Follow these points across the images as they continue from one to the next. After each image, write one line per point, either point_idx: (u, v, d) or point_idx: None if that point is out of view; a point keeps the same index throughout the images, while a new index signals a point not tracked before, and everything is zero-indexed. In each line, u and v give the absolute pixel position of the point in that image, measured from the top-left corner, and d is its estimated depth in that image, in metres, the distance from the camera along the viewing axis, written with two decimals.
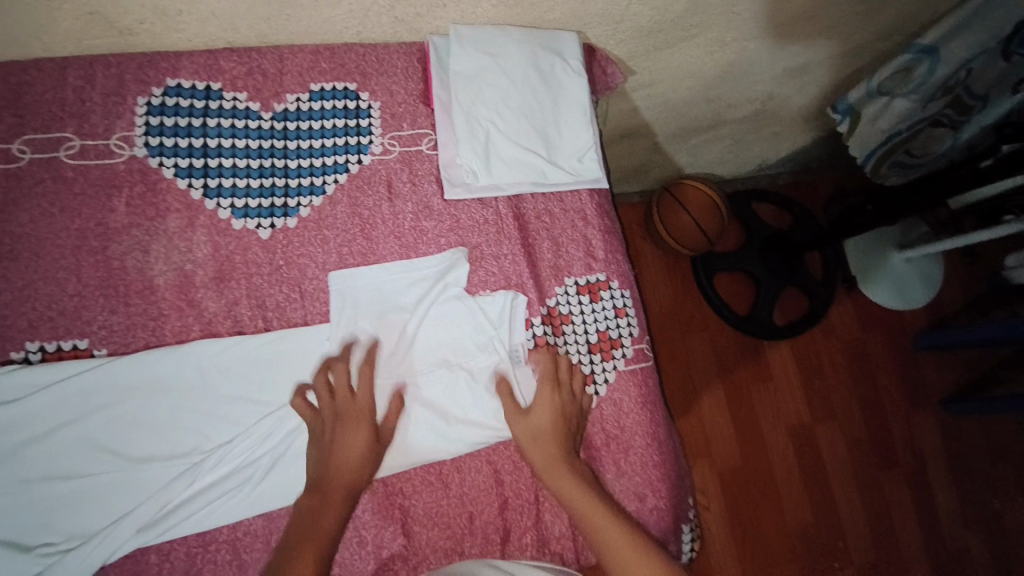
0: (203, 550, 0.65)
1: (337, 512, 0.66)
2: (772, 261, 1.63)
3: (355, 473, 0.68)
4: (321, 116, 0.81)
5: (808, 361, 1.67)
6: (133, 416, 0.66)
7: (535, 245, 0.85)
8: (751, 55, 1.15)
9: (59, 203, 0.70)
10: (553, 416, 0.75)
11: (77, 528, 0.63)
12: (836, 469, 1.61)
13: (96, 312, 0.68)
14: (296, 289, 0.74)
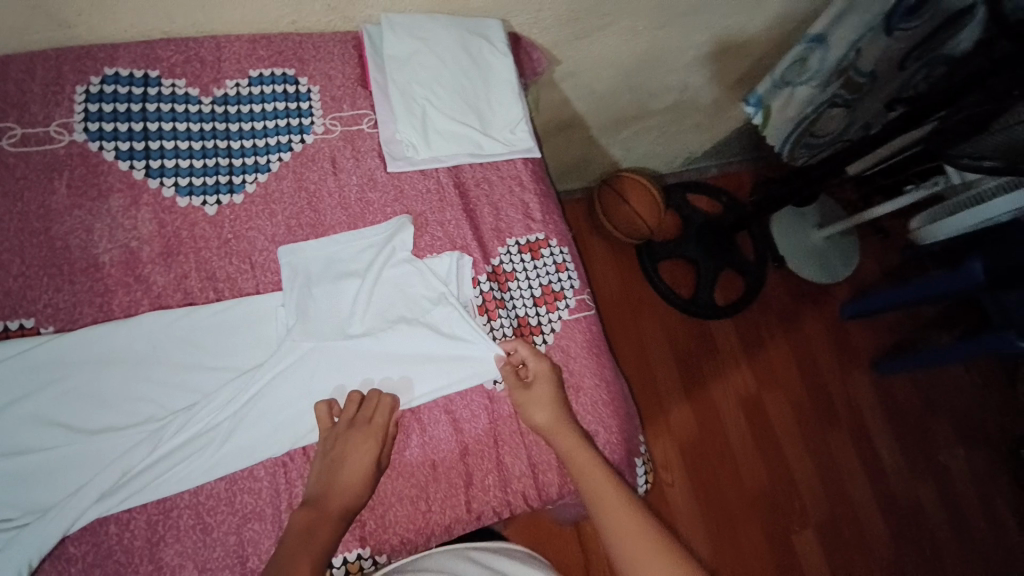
0: (165, 516, 0.65)
1: (340, 520, 0.66)
2: (710, 244, 1.73)
3: (355, 483, 0.68)
4: (261, 100, 0.85)
5: (749, 334, 1.78)
6: (87, 388, 0.66)
7: (476, 211, 0.90)
8: (664, 42, 1.25)
9: (2, 187, 0.71)
10: (556, 398, 0.77)
11: (33, 504, 0.62)
12: (786, 433, 1.70)
13: (42, 291, 0.68)
14: (246, 261, 0.76)
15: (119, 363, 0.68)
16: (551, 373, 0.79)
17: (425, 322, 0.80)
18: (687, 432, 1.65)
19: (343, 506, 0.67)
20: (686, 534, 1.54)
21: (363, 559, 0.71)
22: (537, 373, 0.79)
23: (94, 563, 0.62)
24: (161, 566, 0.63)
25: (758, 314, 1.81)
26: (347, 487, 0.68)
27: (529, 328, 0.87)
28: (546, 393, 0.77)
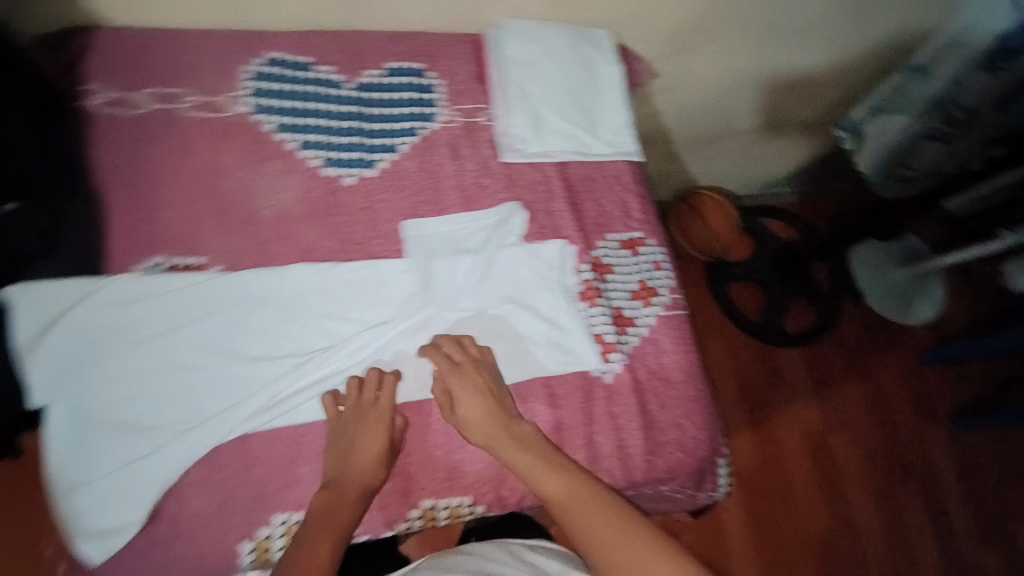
0: (299, 440, 0.74)
1: (355, 503, 0.70)
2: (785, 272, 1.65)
3: (373, 463, 0.72)
4: (394, 89, 0.93)
5: (819, 367, 1.72)
6: (244, 321, 0.77)
7: (580, 205, 0.95)
8: (760, 67, 1.27)
9: (180, 146, 0.81)
10: (491, 409, 0.77)
11: (194, 413, 0.73)
12: (850, 475, 1.63)
13: (210, 237, 0.79)
14: (376, 229, 0.86)
15: (269, 303, 0.78)
16: (483, 370, 0.79)
17: (530, 302, 0.87)
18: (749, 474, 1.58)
19: (366, 487, 0.72)
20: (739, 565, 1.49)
21: (463, 506, 0.78)
22: (460, 390, 0.77)
23: (239, 472, 0.72)
24: (295, 483, 0.73)
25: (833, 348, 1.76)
26: (357, 472, 0.72)
27: (624, 318, 0.91)
28: (479, 400, 0.77)
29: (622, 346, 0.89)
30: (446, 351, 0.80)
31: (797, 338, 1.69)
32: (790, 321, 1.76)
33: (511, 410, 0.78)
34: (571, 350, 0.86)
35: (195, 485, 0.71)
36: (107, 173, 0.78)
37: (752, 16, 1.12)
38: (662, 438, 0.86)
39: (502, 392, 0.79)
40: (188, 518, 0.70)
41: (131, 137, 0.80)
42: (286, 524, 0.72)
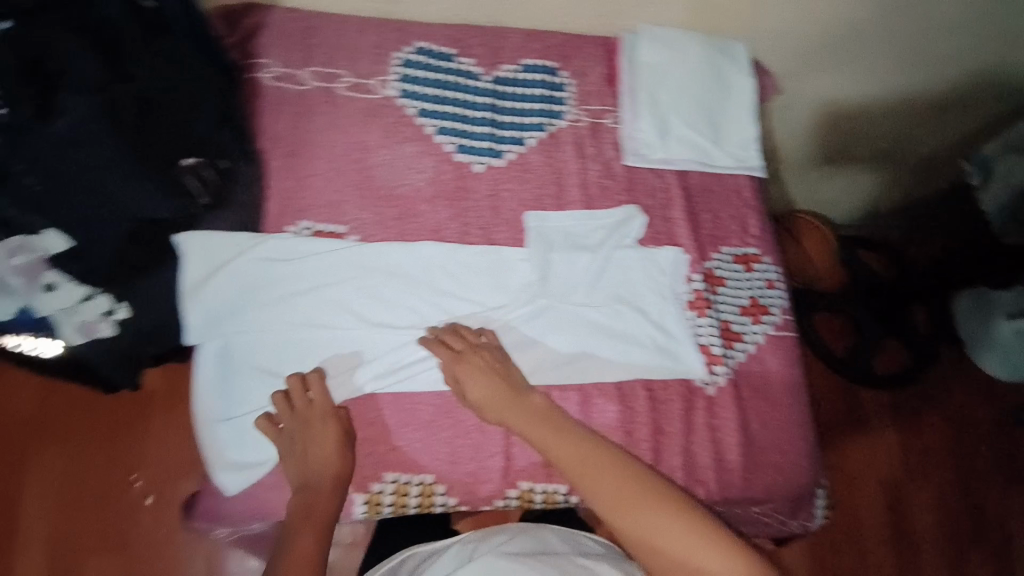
0: (412, 405, 0.81)
1: (331, 498, 0.74)
2: (882, 310, 1.46)
3: (331, 457, 0.75)
4: (528, 85, 0.95)
5: (905, 414, 1.58)
6: (374, 289, 0.82)
7: (698, 215, 0.95)
8: (895, 94, 1.21)
9: (334, 122, 0.87)
10: (499, 388, 0.78)
11: (327, 367, 0.80)
12: (925, 535, 1.50)
13: (352, 208, 0.85)
14: (501, 216, 0.89)
15: (402, 275, 0.84)
16: (484, 352, 0.81)
17: (639, 305, 0.88)
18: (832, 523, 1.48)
19: (337, 478, 0.74)
20: None
21: (560, 494, 0.82)
22: (460, 372, 0.79)
23: (359, 427, 0.79)
24: (410, 445, 0.80)
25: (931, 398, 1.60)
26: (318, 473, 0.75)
27: (731, 333, 0.90)
28: (483, 381, 0.79)
29: (727, 361, 0.88)
30: (449, 339, 0.81)
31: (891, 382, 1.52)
32: (879, 361, 1.62)
33: (521, 387, 0.80)
34: (678, 357, 0.87)
35: None
36: (268, 141, 0.85)
37: (890, 38, 1.08)
38: (761, 459, 0.86)
39: (512, 372, 0.81)
40: None
41: (293, 109, 0.86)
42: (396, 483, 0.79)
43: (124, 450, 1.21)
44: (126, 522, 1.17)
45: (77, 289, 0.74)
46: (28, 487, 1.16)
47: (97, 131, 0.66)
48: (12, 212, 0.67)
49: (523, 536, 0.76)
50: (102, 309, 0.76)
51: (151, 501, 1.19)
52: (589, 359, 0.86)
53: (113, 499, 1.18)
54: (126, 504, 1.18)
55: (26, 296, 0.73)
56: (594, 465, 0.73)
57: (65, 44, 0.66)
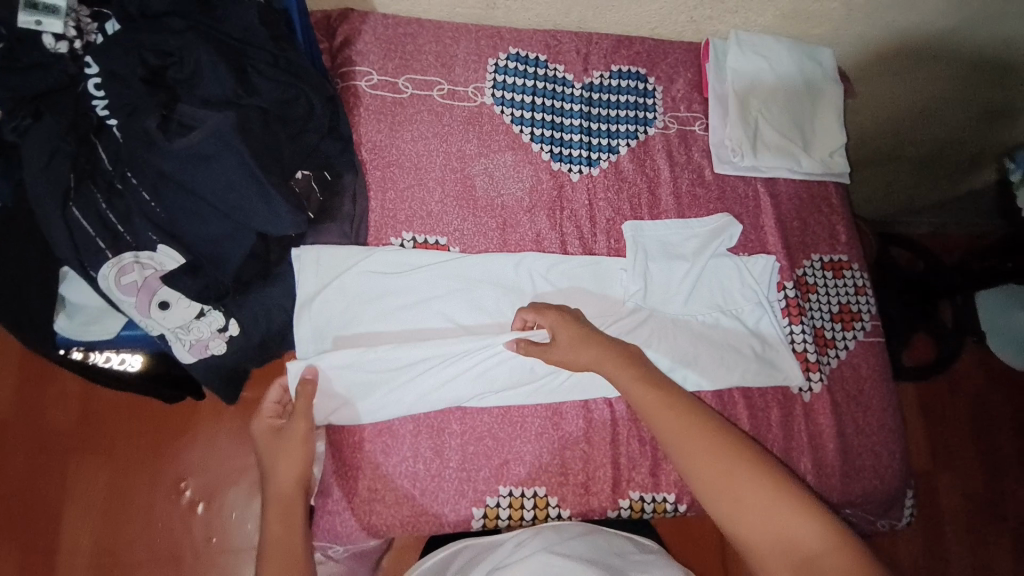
0: (520, 420, 0.80)
1: (289, 508, 0.69)
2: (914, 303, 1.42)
3: (275, 480, 0.70)
4: (617, 91, 0.96)
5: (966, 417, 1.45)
6: (479, 302, 0.82)
7: (786, 223, 0.95)
8: (956, 106, 1.21)
9: (434, 130, 0.87)
10: (590, 338, 0.75)
11: (437, 378, 0.77)
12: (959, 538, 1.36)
13: (454, 218, 0.84)
14: (599, 226, 0.89)
15: (507, 286, 0.83)
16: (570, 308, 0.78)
17: (736, 314, 0.88)
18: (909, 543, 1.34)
19: (283, 497, 0.69)
20: None
21: (668, 503, 0.81)
22: (553, 326, 0.76)
23: (472, 441, 0.78)
24: (521, 458, 0.78)
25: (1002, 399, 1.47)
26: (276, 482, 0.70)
27: (824, 339, 0.91)
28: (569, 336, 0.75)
29: (823, 367, 0.89)
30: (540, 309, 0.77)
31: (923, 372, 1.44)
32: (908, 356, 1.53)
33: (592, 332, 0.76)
34: (777, 365, 0.87)
35: (433, 449, 0.77)
36: (369, 152, 0.84)
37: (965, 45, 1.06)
38: (859, 463, 0.87)
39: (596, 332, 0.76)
40: (430, 477, 0.76)
41: (394, 118, 0.86)
42: (511, 497, 0.77)
43: (173, 456, 1.12)
44: (179, 533, 1.09)
45: (191, 305, 0.70)
46: (74, 499, 1.08)
47: (227, 151, 0.64)
48: (124, 230, 0.67)
49: (576, 538, 0.71)
50: (216, 327, 0.72)
51: (204, 511, 1.10)
52: (690, 369, 0.85)
53: (164, 510, 1.10)
54: (178, 515, 1.10)
55: (139, 315, 0.68)
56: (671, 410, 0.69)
57: (196, 55, 0.65)
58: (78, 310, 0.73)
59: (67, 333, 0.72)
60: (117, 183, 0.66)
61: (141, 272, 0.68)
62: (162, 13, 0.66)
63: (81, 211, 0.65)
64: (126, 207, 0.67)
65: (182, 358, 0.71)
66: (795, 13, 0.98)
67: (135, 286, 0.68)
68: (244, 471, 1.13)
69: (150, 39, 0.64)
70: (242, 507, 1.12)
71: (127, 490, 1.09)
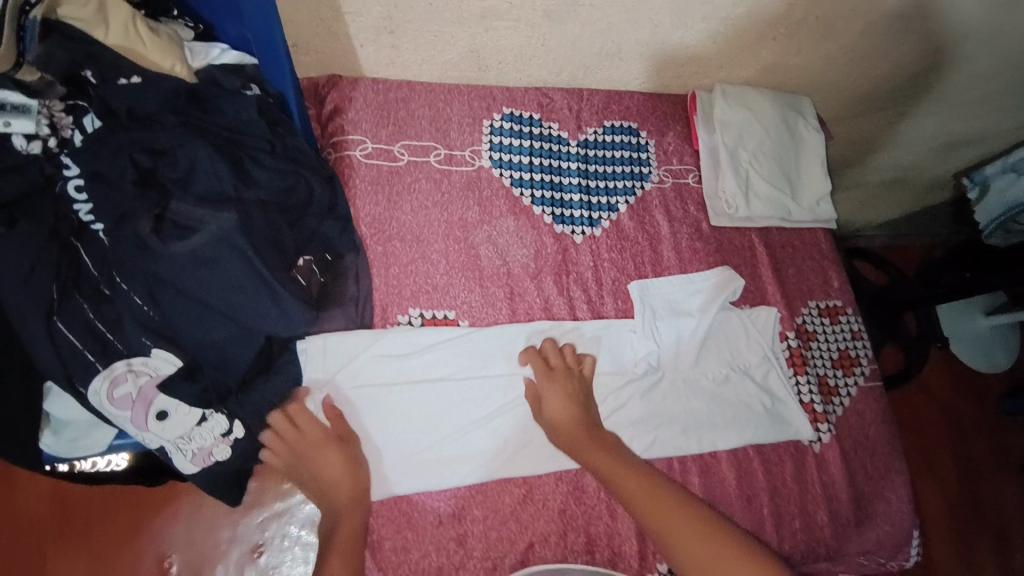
0: (543, 498, 0.77)
1: (359, 515, 0.69)
2: (878, 316, 1.39)
3: (348, 483, 0.70)
4: (612, 147, 0.96)
5: (974, 439, 1.41)
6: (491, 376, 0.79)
7: (783, 271, 0.97)
8: (925, 133, 1.18)
9: (433, 199, 0.84)
10: (575, 414, 0.77)
11: (454, 455, 0.75)
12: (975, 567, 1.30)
13: (461, 290, 0.82)
14: (606, 288, 0.88)
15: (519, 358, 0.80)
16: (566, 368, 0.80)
17: (745, 369, 0.88)
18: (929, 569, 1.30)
19: (355, 499, 0.69)
20: None
21: None
22: (547, 392, 0.78)
23: (495, 526, 0.75)
24: (547, 539, 0.76)
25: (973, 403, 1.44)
26: (336, 490, 0.70)
27: (828, 387, 0.92)
28: (561, 406, 0.77)
29: (829, 416, 0.91)
30: (545, 360, 0.80)
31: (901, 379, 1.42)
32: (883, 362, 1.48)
33: (594, 421, 0.77)
34: (788, 419, 0.88)
35: (457, 538, 0.74)
36: (368, 227, 0.81)
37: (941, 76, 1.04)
38: (869, 509, 0.89)
39: (591, 403, 0.79)
40: (456, 569, 0.73)
41: (391, 189, 0.83)
42: None
43: (153, 530, 0.93)
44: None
45: (191, 412, 0.65)
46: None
47: (232, 254, 0.62)
48: (115, 337, 0.61)
49: None
50: (219, 432, 0.67)
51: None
52: (706, 428, 0.84)
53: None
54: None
55: (135, 429, 0.62)
56: (650, 498, 0.70)
57: (192, 152, 0.63)
58: (64, 425, 0.66)
59: (52, 450, 0.66)
60: (105, 287, 0.61)
61: (136, 381, 0.61)
62: (153, 114, 0.63)
63: (65, 322, 0.58)
64: (115, 314, 0.61)
65: (183, 468, 0.65)
66: (776, 68, 1.01)
67: (129, 398, 0.61)
68: (233, 541, 0.92)
69: (140, 138, 0.61)
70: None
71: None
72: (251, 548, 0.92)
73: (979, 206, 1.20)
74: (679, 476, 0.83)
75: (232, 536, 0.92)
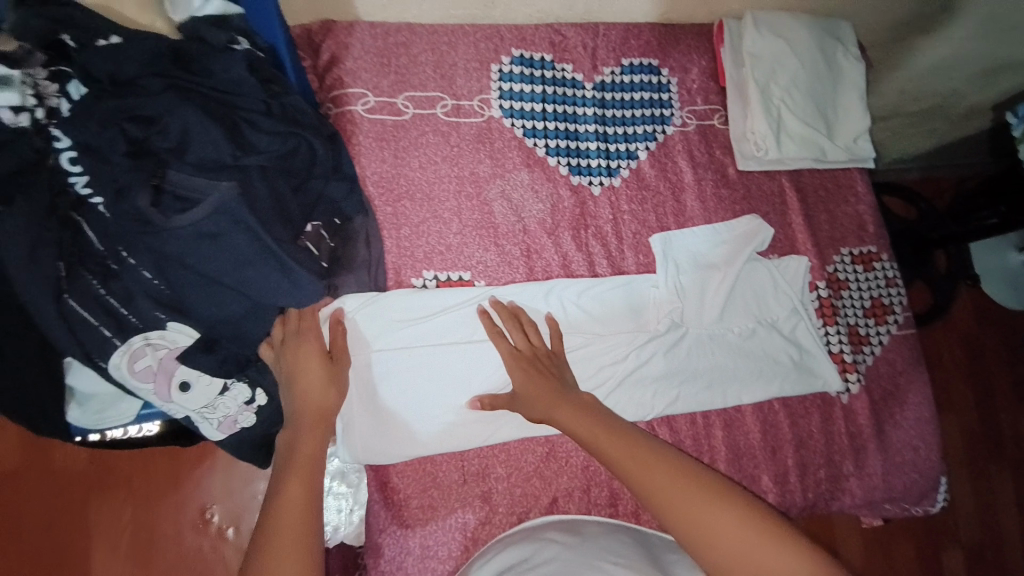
0: (566, 456, 0.77)
1: (320, 431, 0.64)
2: (907, 256, 1.31)
3: (314, 395, 0.65)
4: (631, 89, 0.89)
5: (1011, 378, 1.36)
6: None
7: (814, 216, 0.92)
8: (969, 55, 1.01)
9: (442, 152, 0.80)
10: (546, 386, 0.70)
11: (478, 417, 0.74)
12: (998, 503, 1.30)
13: (476, 250, 0.79)
14: (625, 241, 0.84)
15: (536, 319, 0.78)
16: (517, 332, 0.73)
17: (772, 322, 0.85)
18: (959, 507, 1.29)
19: (321, 414, 0.64)
20: None
21: None
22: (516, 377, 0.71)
23: (519, 483, 0.75)
24: (570, 494, 0.76)
25: (997, 338, 1.38)
26: (308, 398, 0.65)
27: (858, 337, 0.89)
28: (538, 389, 0.70)
29: (858, 367, 0.87)
30: (520, 321, 0.74)
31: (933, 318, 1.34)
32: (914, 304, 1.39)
33: (569, 384, 0.72)
34: (815, 371, 0.84)
35: (482, 496, 0.74)
36: (376, 186, 0.77)
37: None
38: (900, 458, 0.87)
39: (564, 371, 0.73)
40: (480, 526, 0.73)
41: (398, 144, 0.79)
42: None
43: (193, 483, 0.94)
44: (212, 566, 0.92)
45: (212, 382, 0.65)
46: (93, 547, 0.91)
47: (237, 228, 0.59)
48: (129, 312, 0.61)
49: (572, 540, 0.64)
50: (242, 400, 0.67)
51: (236, 538, 0.94)
52: (732, 383, 0.82)
53: (190, 545, 0.93)
54: (209, 548, 0.93)
55: (160, 400, 0.63)
56: (635, 447, 0.63)
57: (182, 120, 0.59)
58: (89, 397, 0.68)
59: (80, 423, 0.67)
60: (112, 263, 0.61)
61: (155, 354, 0.62)
62: (133, 77, 0.60)
63: (77, 301, 0.59)
64: (125, 289, 0.61)
65: (212, 436, 0.67)
66: None
67: (150, 371, 0.63)
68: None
69: (130, 107, 0.58)
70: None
71: (149, 528, 0.92)
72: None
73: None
74: (703, 431, 0.81)
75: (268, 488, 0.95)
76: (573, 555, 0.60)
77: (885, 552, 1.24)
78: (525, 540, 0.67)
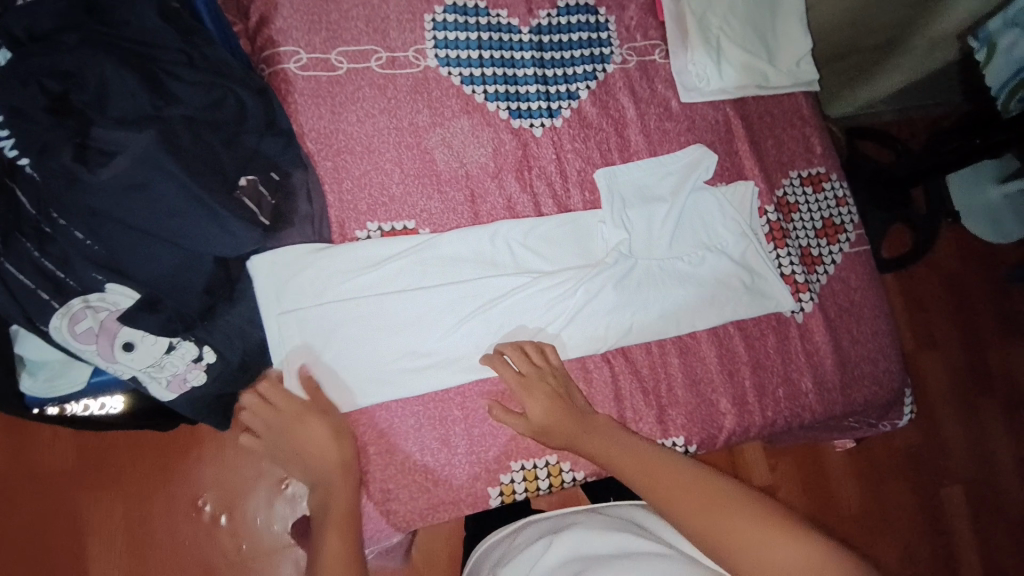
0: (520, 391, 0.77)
1: (354, 484, 0.68)
2: (877, 193, 1.28)
3: (331, 456, 0.67)
4: (568, 30, 0.89)
5: (992, 300, 1.37)
6: (470, 277, 0.78)
7: (761, 143, 0.93)
8: None
9: (379, 105, 0.80)
10: (557, 409, 0.71)
11: (431, 359, 0.76)
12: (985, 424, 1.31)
13: (419, 198, 0.79)
14: (570, 180, 0.85)
15: (482, 261, 0.79)
16: (521, 364, 0.74)
17: (720, 248, 0.86)
18: (951, 431, 1.29)
19: (343, 466, 0.68)
20: (859, 508, 1.20)
21: (678, 446, 0.81)
22: (531, 411, 0.72)
23: (477, 423, 0.76)
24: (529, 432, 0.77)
25: (979, 269, 1.37)
26: (325, 457, 0.68)
27: (811, 258, 0.91)
28: (542, 412, 0.71)
29: (812, 286, 0.89)
30: (525, 351, 0.75)
31: (911, 256, 1.30)
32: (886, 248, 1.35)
33: (583, 410, 0.73)
34: (767, 293, 0.86)
35: (440, 439, 0.75)
36: (315, 142, 0.76)
37: None
38: (857, 372, 0.89)
39: (575, 395, 0.74)
40: (441, 466, 0.75)
41: (333, 100, 0.78)
42: (525, 470, 0.77)
43: (180, 472, 0.96)
44: (206, 550, 0.95)
45: (158, 341, 0.66)
46: (87, 539, 0.92)
47: (163, 177, 0.62)
48: (66, 275, 0.63)
49: (593, 518, 0.68)
50: (190, 357, 0.68)
51: (228, 525, 0.96)
52: (683, 309, 0.83)
53: (184, 531, 0.95)
54: (202, 535, 0.95)
55: (105, 362, 0.65)
56: (717, 501, 0.58)
57: (99, 71, 0.63)
58: (40, 366, 0.69)
59: (34, 393, 0.68)
60: (45, 226, 0.62)
61: (96, 316, 0.64)
62: (51, 32, 0.64)
63: (14, 263, 0.60)
64: (61, 251, 0.62)
65: (161, 396, 0.68)
66: None
67: (93, 333, 0.64)
68: (261, 477, 0.98)
69: (49, 63, 0.62)
70: (267, 511, 0.98)
71: (139, 519, 0.94)
72: (278, 482, 0.99)
73: (986, 69, 0.98)
74: (659, 359, 0.83)
75: (261, 473, 0.98)
76: (599, 540, 0.62)
77: (879, 484, 1.23)
78: (545, 522, 0.70)
